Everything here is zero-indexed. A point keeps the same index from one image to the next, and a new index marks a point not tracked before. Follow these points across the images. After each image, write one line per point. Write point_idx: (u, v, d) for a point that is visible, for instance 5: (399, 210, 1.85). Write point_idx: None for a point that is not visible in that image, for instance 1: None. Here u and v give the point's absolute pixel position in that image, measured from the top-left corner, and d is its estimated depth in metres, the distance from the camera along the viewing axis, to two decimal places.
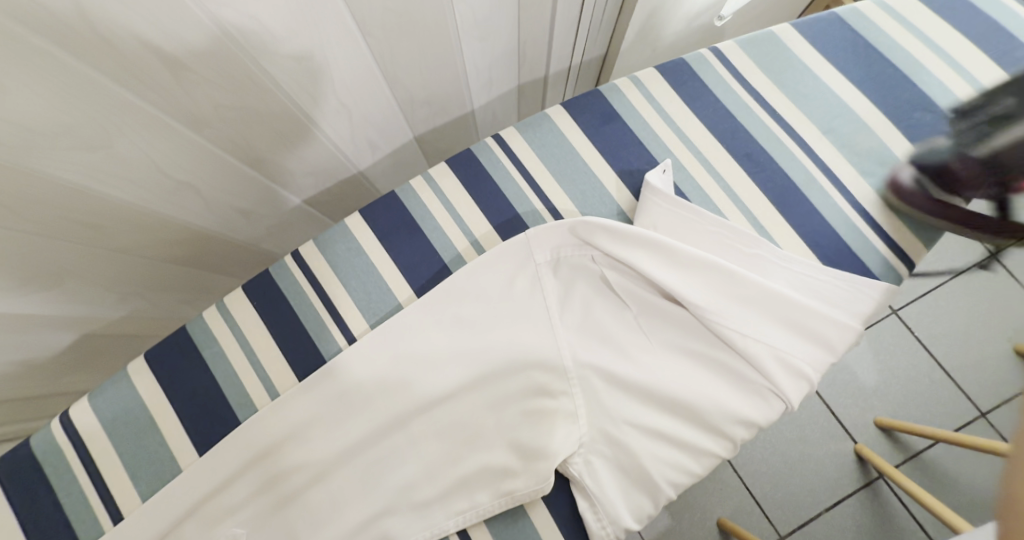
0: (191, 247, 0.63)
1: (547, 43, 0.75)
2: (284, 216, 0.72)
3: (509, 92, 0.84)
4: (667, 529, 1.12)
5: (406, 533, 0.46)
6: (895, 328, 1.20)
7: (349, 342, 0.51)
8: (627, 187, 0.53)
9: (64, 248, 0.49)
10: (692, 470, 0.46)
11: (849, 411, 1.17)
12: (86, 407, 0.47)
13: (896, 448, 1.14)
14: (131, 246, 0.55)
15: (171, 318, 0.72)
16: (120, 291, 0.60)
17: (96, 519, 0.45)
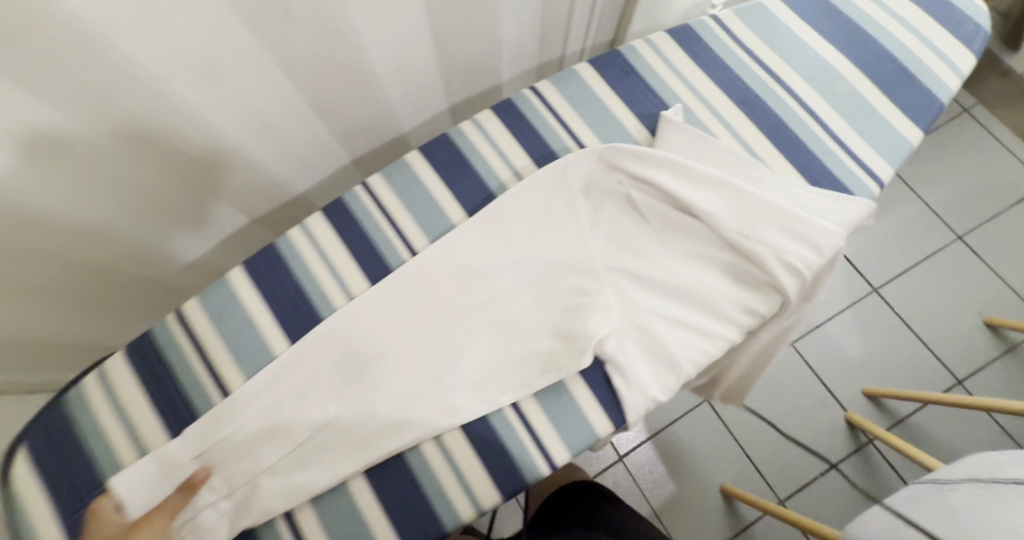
0: (249, 192, 0.72)
1: (567, 24, 0.85)
2: (333, 171, 0.82)
3: (530, 70, 0.94)
4: (673, 495, 1.20)
5: (466, 407, 0.54)
6: (874, 302, 1.31)
7: (412, 254, 0.60)
8: (645, 127, 0.63)
9: (159, 174, 0.59)
10: (707, 351, 0.55)
11: (839, 381, 1.27)
12: (196, 304, 0.56)
13: (883, 414, 1.24)
14: (204, 187, 0.65)
15: (214, 264, 0.82)
16: (183, 230, 0.70)
17: (206, 394, 0.53)
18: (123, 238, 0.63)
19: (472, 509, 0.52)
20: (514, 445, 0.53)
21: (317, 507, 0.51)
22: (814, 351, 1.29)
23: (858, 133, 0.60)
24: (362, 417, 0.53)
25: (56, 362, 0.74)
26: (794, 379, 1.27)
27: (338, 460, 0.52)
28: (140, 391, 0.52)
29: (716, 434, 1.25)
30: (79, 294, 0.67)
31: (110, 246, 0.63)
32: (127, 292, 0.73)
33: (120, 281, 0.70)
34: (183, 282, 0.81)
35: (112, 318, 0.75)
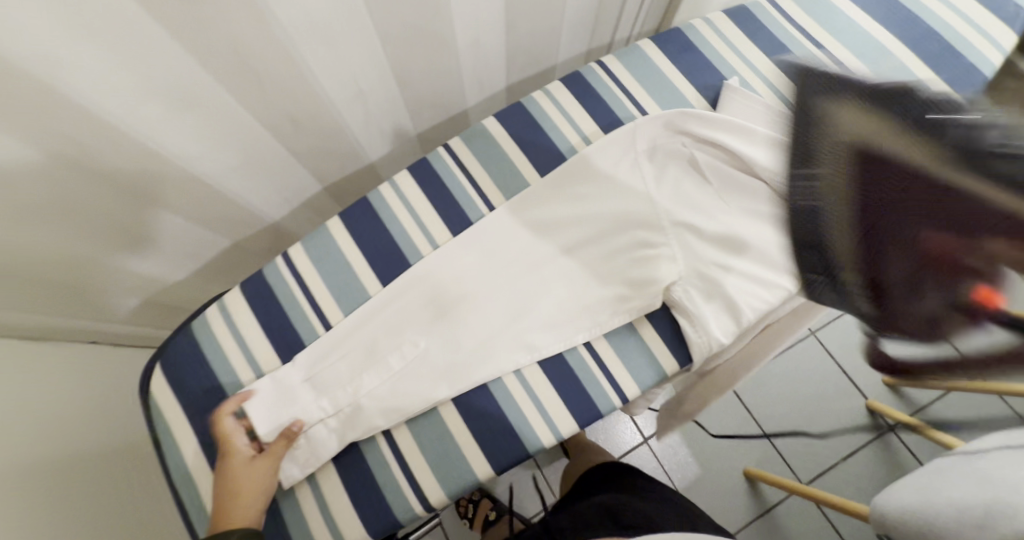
0: (329, 159, 0.79)
1: (618, 15, 0.90)
2: (400, 143, 0.88)
3: (579, 54, 0.98)
4: (697, 477, 1.25)
5: (544, 344, 0.59)
6: None
7: (490, 209, 0.65)
8: (705, 98, 0.69)
9: (265, 136, 0.65)
10: (767, 299, 0.60)
11: (860, 372, 1.31)
12: (300, 248, 0.62)
13: (902, 402, 1.28)
14: (293, 149, 0.71)
15: (283, 231, 0.88)
16: (270, 193, 0.76)
17: (311, 325, 0.59)
18: (225, 197, 0.70)
19: (551, 434, 0.57)
20: (588, 379, 0.59)
21: (412, 428, 0.57)
22: (834, 342, 1.33)
23: None
24: (451, 350, 0.59)
25: (146, 313, 0.81)
26: (818, 366, 1.31)
27: (430, 388, 0.57)
28: (255, 321, 0.58)
29: (739, 420, 1.28)
30: (179, 248, 0.73)
31: (213, 202, 0.69)
32: (215, 252, 0.80)
33: (211, 239, 0.76)
34: (258, 247, 0.87)
35: (198, 276, 0.82)
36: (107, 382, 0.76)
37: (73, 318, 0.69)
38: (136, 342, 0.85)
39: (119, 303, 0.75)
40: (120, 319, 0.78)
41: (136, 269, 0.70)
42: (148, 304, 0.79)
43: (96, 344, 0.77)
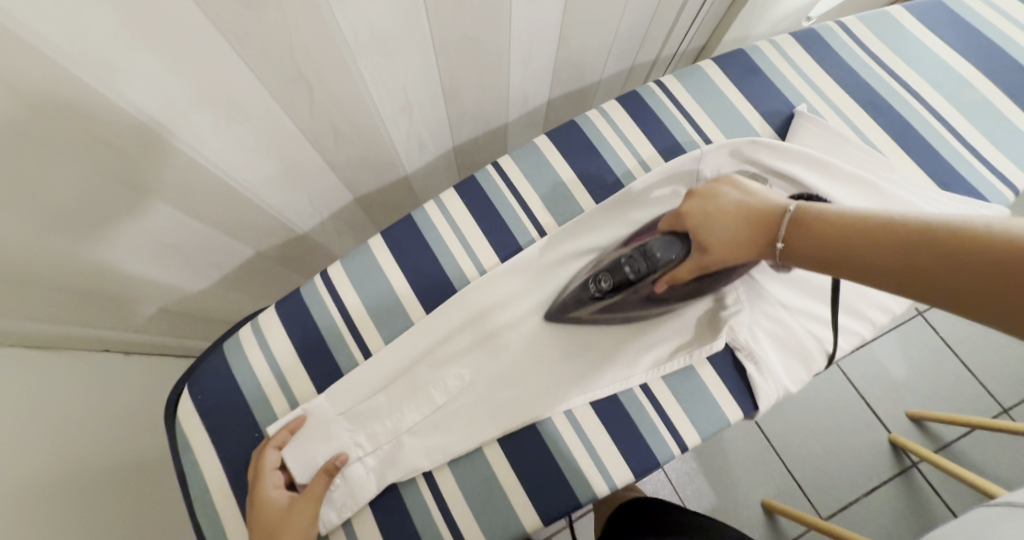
0: (366, 170, 0.75)
1: (666, 33, 0.86)
2: (436, 158, 0.84)
3: (623, 70, 0.92)
4: (713, 506, 1.18)
5: (599, 385, 0.55)
6: (922, 329, 1.28)
7: (541, 235, 0.61)
8: (770, 125, 0.65)
9: (303, 146, 0.61)
10: (840, 345, 0.57)
11: (883, 402, 1.24)
12: (339, 267, 0.58)
13: (927, 437, 1.21)
14: (331, 160, 0.68)
15: (308, 242, 0.84)
16: (302, 204, 0.72)
17: (351, 352, 0.55)
18: (257, 208, 0.66)
19: (604, 483, 0.53)
20: (645, 425, 0.55)
21: (455, 469, 0.52)
22: (858, 372, 1.26)
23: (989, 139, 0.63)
24: (498, 386, 0.55)
25: (164, 323, 0.76)
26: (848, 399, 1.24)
27: (476, 427, 0.53)
28: (292, 346, 0.54)
29: (758, 448, 1.21)
30: (205, 259, 0.69)
31: (245, 213, 0.65)
32: (239, 262, 0.75)
33: (239, 249, 0.72)
34: (282, 257, 0.83)
35: (219, 285, 0.77)
36: (121, 395, 0.72)
37: (92, 327, 0.65)
38: (153, 352, 0.81)
39: (138, 312, 0.70)
40: (137, 328, 0.73)
41: (159, 278, 0.66)
42: (168, 312, 0.75)
43: (110, 354, 0.72)
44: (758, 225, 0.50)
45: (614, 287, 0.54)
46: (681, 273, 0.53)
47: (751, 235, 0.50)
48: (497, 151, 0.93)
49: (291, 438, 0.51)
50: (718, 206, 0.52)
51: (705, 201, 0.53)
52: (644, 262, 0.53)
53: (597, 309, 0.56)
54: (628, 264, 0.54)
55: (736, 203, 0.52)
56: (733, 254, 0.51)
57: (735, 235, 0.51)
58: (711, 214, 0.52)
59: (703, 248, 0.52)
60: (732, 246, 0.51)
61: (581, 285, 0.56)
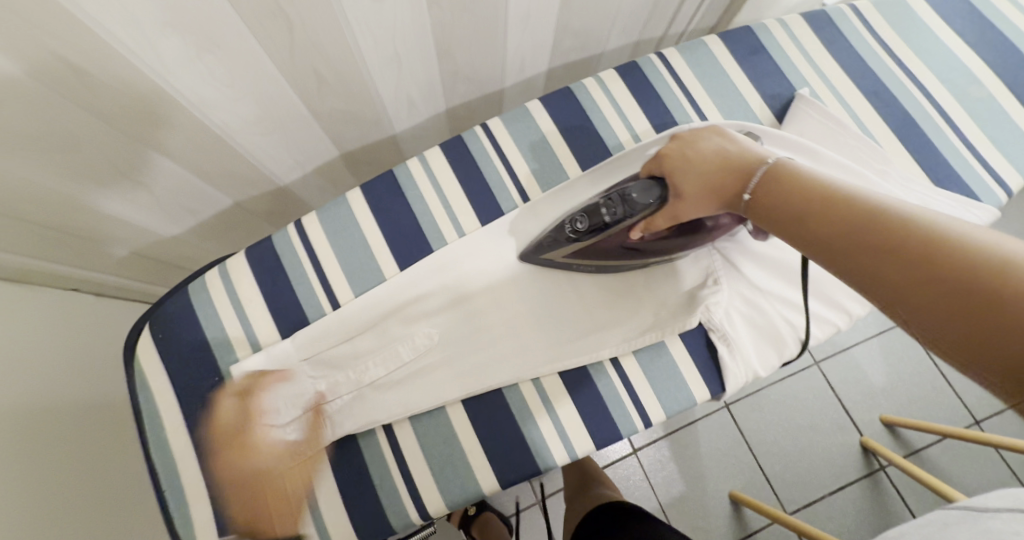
0: (353, 124, 0.72)
1: (676, 8, 0.82)
2: (428, 119, 0.82)
3: (629, 44, 0.89)
4: (681, 493, 1.19)
5: (568, 355, 0.55)
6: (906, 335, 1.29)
7: (524, 200, 0.60)
8: (769, 108, 0.64)
9: (284, 89, 0.59)
10: (816, 333, 0.56)
11: (859, 405, 1.25)
12: (314, 217, 0.56)
13: (898, 443, 1.22)
14: (316, 109, 0.65)
15: (290, 197, 0.82)
16: (282, 154, 0.70)
17: (319, 302, 0.54)
18: (236, 152, 0.64)
19: (564, 454, 0.52)
20: (611, 398, 0.54)
21: (417, 427, 0.52)
22: (837, 373, 1.27)
23: (990, 138, 0.62)
24: (467, 350, 0.54)
25: (135, 264, 0.75)
26: (823, 399, 1.25)
27: (441, 384, 0.53)
28: (258, 292, 0.53)
29: (730, 440, 1.23)
30: (179, 202, 0.67)
31: (222, 157, 0.63)
32: (216, 210, 0.74)
33: (216, 196, 0.70)
34: (262, 211, 0.81)
35: (195, 232, 0.76)
36: (86, 337, 0.71)
37: (57, 262, 0.64)
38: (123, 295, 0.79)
39: (107, 252, 0.68)
40: (106, 268, 0.72)
41: (128, 218, 0.64)
42: (137, 254, 0.73)
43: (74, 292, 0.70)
44: (732, 177, 0.48)
45: (590, 229, 0.52)
46: (654, 222, 0.51)
47: (726, 183, 0.48)
48: (491, 118, 0.91)
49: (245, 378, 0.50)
50: (698, 151, 0.50)
51: (687, 146, 0.51)
52: (621, 206, 0.51)
53: (568, 251, 0.55)
54: (606, 207, 0.51)
55: (718, 151, 0.49)
56: (706, 198, 0.49)
57: (709, 180, 0.49)
58: (692, 158, 0.50)
59: (679, 194, 0.50)
60: (704, 193, 0.49)
61: (557, 227, 0.54)
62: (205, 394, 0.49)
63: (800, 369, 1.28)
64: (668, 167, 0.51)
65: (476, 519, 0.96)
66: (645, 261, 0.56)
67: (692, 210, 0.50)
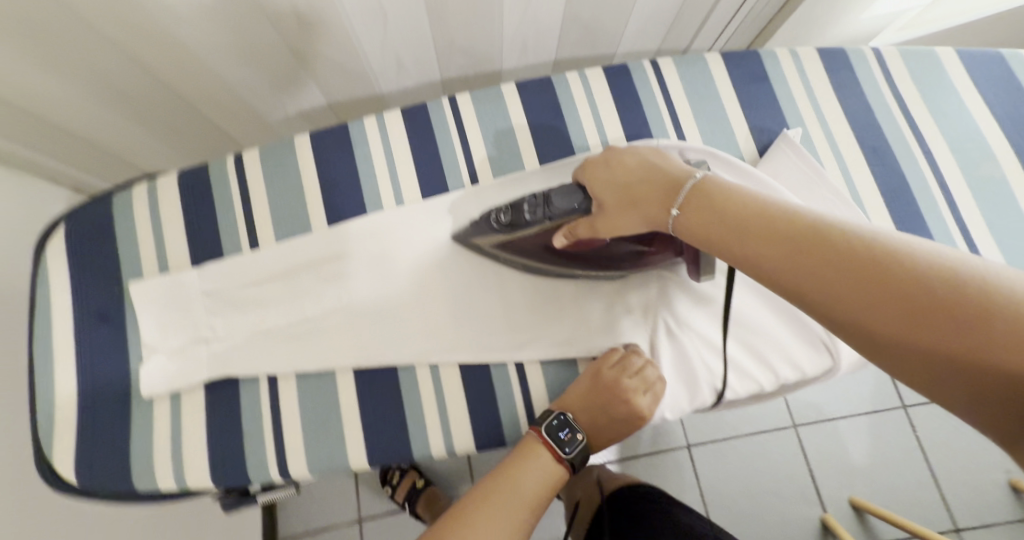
0: (337, 75, 0.71)
1: (704, 17, 0.76)
2: (420, 85, 0.80)
3: (649, 48, 0.84)
4: None
5: (473, 348, 0.52)
6: (900, 423, 1.14)
7: (472, 183, 0.58)
8: (755, 141, 0.59)
9: (262, 24, 0.58)
10: (734, 387, 0.52)
11: (828, 477, 1.11)
12: (255, 156, 0.56)
13: (863, 529, 1.08)
14: (297, 51, 0.64)
15: (268, 133, 0.81)
16: (262, 90, 0.70)
17: (238, 240, 0.53)
18: (206, 75, 0.63)
19: (443, 446, 0.51)
20: (507, 401, 0.52)
21: (301, 385, 0.51)
22: (813, 442, 1.13)
23: (989, 223, 0.56)
24: (372, 319, 0.53)
25: (98, 164, 0.75)
26: (788, 464, 1.12)
27: (335, 349, 0.51)
28: (182, 218, 0.53)
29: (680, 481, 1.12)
30: (142, 109, 0.67)
31: (192, 76, 0.63)
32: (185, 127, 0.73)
33: (185, 112, 0.70)
34: (234, 139, 0.80)
35: (171, 149, 0.78)
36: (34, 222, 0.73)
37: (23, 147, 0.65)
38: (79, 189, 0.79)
39: (67, 148, 0.69)
40: (71, 164, 0.73)
41: (90, 116, 0.64)
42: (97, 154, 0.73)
43: (32, 178, 0.71)
44: (660, 191, 0.46)
45: (511, 224, 0.50)
46: (577, 229, 0.49)
47: (655, 197, 0.46)
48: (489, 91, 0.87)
49: (147, 297, 0.50)
50: (627, 162, 0.48)
51: (618, 157, 0.49)
52: (542, 208, 0.49)
53: (491, 242, 0.52)
54: (528, 205, 0.49)
55: (646, 163, 0.47)
56: (626, 211, 0.46)
57: (630, 194, 0.46)
58: (620, 170, 0.48)
59: (604, 205, 0.48)
60: (631, 207, 0.47)
61: (483, 215, 0.52)
62: (105, 304, 0.50)
63: (775, 428, 1.14)
64: (597, 175, 0.49)
65: (424, 491, 0.95)
66: (571, 270, 0.54)
67: (611, 222, 0.47)
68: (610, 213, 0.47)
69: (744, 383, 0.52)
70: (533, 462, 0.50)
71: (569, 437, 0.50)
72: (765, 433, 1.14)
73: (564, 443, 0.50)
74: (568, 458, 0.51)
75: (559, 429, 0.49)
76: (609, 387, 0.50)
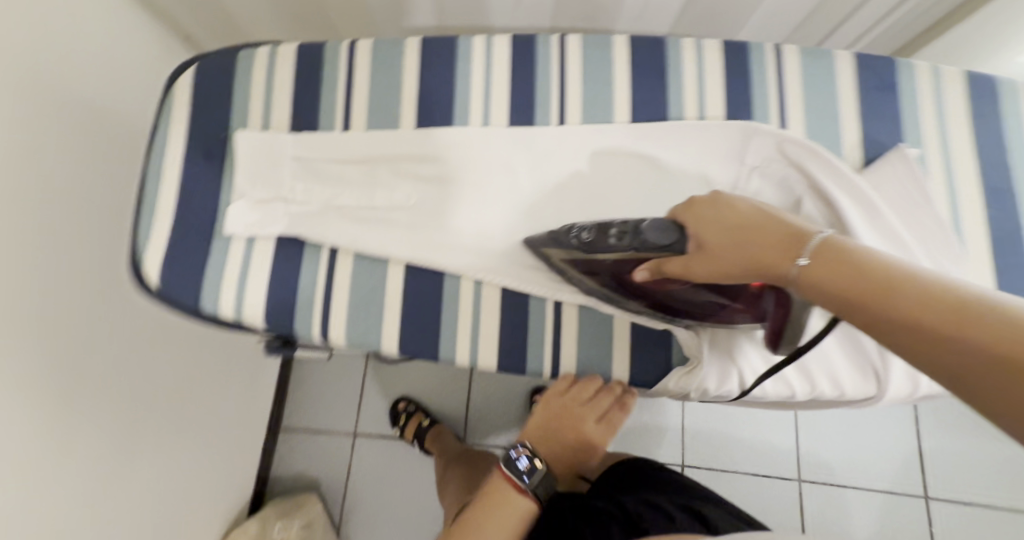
0: None
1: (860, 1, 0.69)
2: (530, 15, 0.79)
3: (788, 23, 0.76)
4: None
5: (517, 276, 0.54)
6: (916, 512, 1.05)
7: (559, 123, 0.58)
8: (863, 152, 0.56)
9: None
10: (765, 387, 0.51)
11: None
12: (368, 48, 0.59)
13: None
14: None
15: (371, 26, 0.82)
16: None
17: (334, 120, 0.57)
18: None
19: (467, 356, 0.53)
20: (536, 333, 0.54)
21: (355, 264, 0.54)
22: (816, 502, 1.06)
23: None
24: (432, 223, 0.55)
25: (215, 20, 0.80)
26: (782, 517, 1.06)
27: (391, 241, 0.54)
28: (292, 87, 0.57)
29: None
30: None
31: None
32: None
33: None
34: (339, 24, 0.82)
35: (286, 27, 0.83)
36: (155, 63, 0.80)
37: None
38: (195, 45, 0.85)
39: None
40: (193, 14, 0.78)
41: None
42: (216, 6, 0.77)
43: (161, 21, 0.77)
44: (774, 243, 0.38)
45: (592, 244, 0.47)
46: (667, 266, 0.43)
47: (768, 251, 0.38)
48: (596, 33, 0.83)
49: (248, 147, 0.55)
50: (734, 208, 0.41)
51: (724, 203, 0.42)
52: (630, 237, 0.45)
53: (563, 253, 0.50)
54: (616, 232, 0.46)
55: (758, 210, 0.41)
56: (724, 260, 0.40)
57: (741, 241, 0.39)
58: (725, 216, 0.41)
59: (700, 248, 0.42)
60: (733, 254, 0.40)
61: (564, 229, 0.50)
62: (211, 143, 0.55)
63: (778, 477, 1.08)
64: (697, 216, 0.43)
65: (429, 430, 1.04)
66: (636, 306, 0.51)
67: (707, 267, 0.41)
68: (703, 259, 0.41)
69: (777, 386, 0.51)
70: (505, 502, 0.54)
71: (528, 466, 0.55)
72: (766, 479, 1.08)
73: (521, 472, 0.54)
74: (533, 487, 0.54)
75: (512, 457, 0.55)
76: (563, 394, 0.56)
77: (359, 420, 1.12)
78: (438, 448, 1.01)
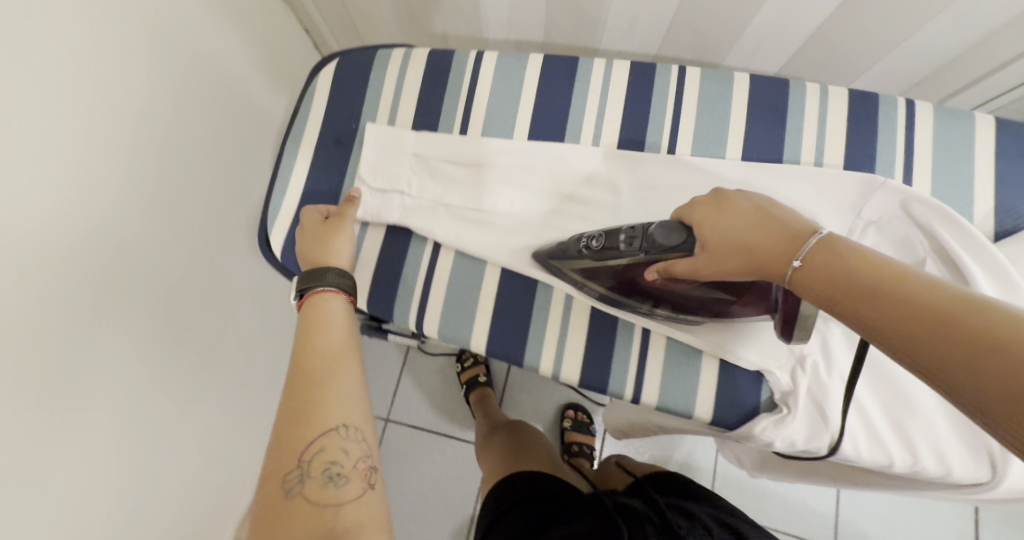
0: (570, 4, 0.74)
1: None
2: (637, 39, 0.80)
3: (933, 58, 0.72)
4: None
5: None
6: None
7: (669, 151, 0.59)
8: (994, 222, 0.53)
9: None
10: (859, 448, 0.49)
11: None
12: (495, 58, 0.62)
13: None
14: None
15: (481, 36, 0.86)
16: None
17: (454, 123, 0.60)
18: None
19: (551, 366, 0.54)
20: (621, 355, 0.54)
21: (456, 261, 0.57)
22: None
23: None
24: (532, 231, 0.57)
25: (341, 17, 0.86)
26: None
27: (492, 244, 0.56)
28: (421, 89, 0.61)
29: None
30: None
31: None
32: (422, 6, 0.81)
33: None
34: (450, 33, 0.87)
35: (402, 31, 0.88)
36: None
37: None
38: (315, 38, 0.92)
39: None
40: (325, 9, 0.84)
41: None
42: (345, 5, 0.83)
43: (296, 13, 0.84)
44: (775, 242, 0.37)
45: (601, 251, 0.47)
46: (674, 267, 0.42)
47: (768, 249, 0.37)
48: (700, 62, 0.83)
49: (374, 141, 0.58)
50: (734, 207, 0.41)
51: (721, 202, 0.42)
52: (638, 238, 0.44)
53: (575, 265, 0.50)
54: (625, 237, 0.45)
55: (758, 209, 0.40)
56: (723, 264, 0.39)
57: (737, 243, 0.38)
58: (726, 214, 0.40)
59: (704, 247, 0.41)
60: (733, 253, 0.38)
61: (573, 239, 0.50)
62: (342, 132, 0.60)
63: None
64: (697, 216, 0.42)
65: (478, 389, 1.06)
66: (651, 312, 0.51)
67: (710, 270, 0.40)
68: (708, 257, 0.40)
69: (875, 450, 0.48)
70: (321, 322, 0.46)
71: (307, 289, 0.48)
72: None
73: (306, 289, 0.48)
74: (319, 285, 0.48)
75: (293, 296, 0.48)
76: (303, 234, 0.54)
77: (392, 408, 1.10)
78: (478, 411, 1.01)
